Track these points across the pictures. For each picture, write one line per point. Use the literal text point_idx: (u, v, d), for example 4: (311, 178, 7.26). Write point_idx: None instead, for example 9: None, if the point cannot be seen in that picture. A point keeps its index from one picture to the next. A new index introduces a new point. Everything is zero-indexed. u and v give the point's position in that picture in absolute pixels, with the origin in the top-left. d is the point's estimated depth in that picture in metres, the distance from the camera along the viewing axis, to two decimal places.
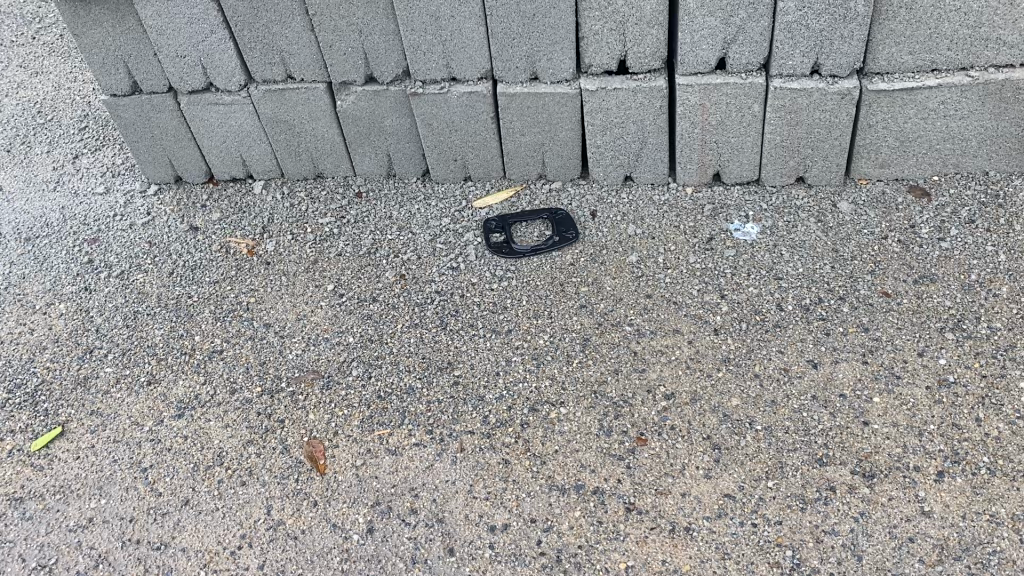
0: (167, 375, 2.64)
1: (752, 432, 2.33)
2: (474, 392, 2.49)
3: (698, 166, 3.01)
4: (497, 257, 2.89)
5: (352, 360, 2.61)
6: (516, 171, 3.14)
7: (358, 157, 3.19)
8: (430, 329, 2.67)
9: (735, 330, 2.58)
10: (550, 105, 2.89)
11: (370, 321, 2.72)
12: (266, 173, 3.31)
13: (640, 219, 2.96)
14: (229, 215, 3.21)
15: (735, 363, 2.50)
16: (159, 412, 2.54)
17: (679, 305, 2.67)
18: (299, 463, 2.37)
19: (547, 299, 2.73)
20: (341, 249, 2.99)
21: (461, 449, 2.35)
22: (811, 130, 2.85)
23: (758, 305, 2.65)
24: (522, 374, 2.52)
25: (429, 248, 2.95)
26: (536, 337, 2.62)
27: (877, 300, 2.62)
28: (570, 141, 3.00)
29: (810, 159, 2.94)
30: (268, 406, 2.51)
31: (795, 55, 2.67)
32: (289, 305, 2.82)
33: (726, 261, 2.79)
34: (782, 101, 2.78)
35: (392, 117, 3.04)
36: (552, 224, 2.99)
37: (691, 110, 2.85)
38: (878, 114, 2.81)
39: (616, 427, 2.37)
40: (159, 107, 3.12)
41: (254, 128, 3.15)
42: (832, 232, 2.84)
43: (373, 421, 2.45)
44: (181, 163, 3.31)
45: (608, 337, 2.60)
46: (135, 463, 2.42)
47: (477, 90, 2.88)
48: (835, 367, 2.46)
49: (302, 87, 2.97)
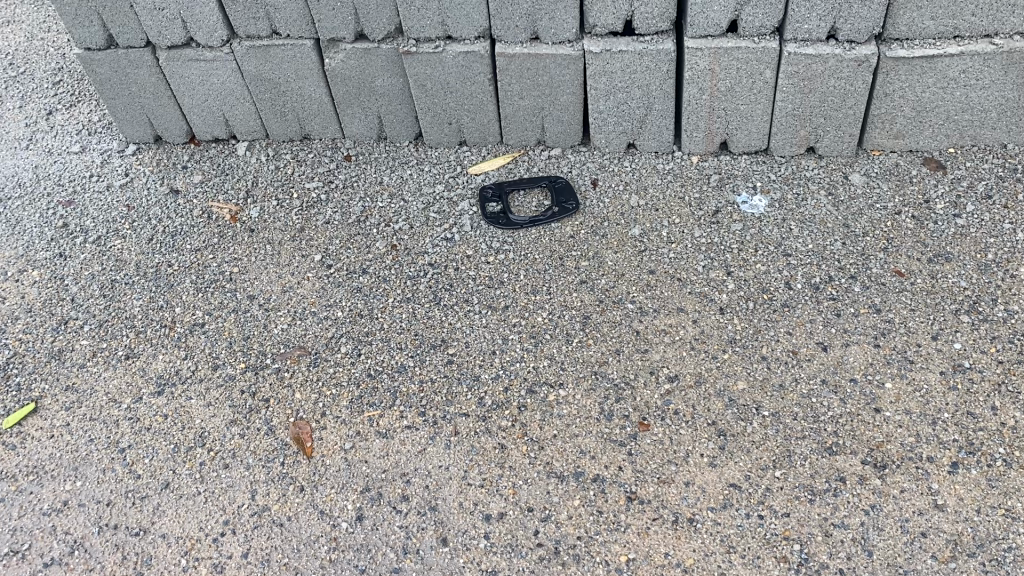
0: (146, 350, 2.51)
1: (759, 419, 2.23)
2: (468, 371, 2.38)
3: (704, 134, 2.87)
4: (494, 227, 2.74)
5: (340, 336, 2.49)
6: (513, 137, 2.98)
7: (346, 119, 3.02)
8: (422, 305, 2.55)
9: (741, 310, 2.47)
10: (551, 67, 2.74)
11: (360, 295, 2.59)
12: (250, 134, 3.14)
13: (643, 190, 2.83)
14: (211, 177, 3.06)
15: (741, 345, 2.39)
16: (138, 388, 2.41)
17: (683, 282, 2.55)
18: (285, 446, 2.26)
19: (547, 273, 2.61)
20: (328, 216, 2.83)
21: (456, 433, 2.25)
22: (825, 98, 2.72)
23: (766, 282, 2.53)
24: (519, 354, 2.41)
25: (422, 217, 2.79)
26: (533, 313, 2.50)
27: (890, 279, 2.51)
28: (571, 106, 2.85)
29: (822, 129, 2.80)
30: (252, 385, 2.39)
31: (812, 19, 2.54)
32: (274, 276, 2.67)
33: (732, 236, 2.67)
34: (795, 67, 2.64)
35: (382, 77, 2.87)
36: (551, 192, 2.84)
37: (699, 75, 2.71)
38: (895, 82, 2.67)
39: (617, 410, 2.26)
40: (136, 62, 2.95)
41: (237, 86, 2.98)
42: (843, 207, 2.72)
43: (362, 402, 2.33)
44: (161, 122, 3.14)
45: (609, 315, 2.49)
46: (112, 443, 2.30)
47: (473, 50, 2.72)
48: (845, 351, 2.36)
49: (287, 44, 2.81)
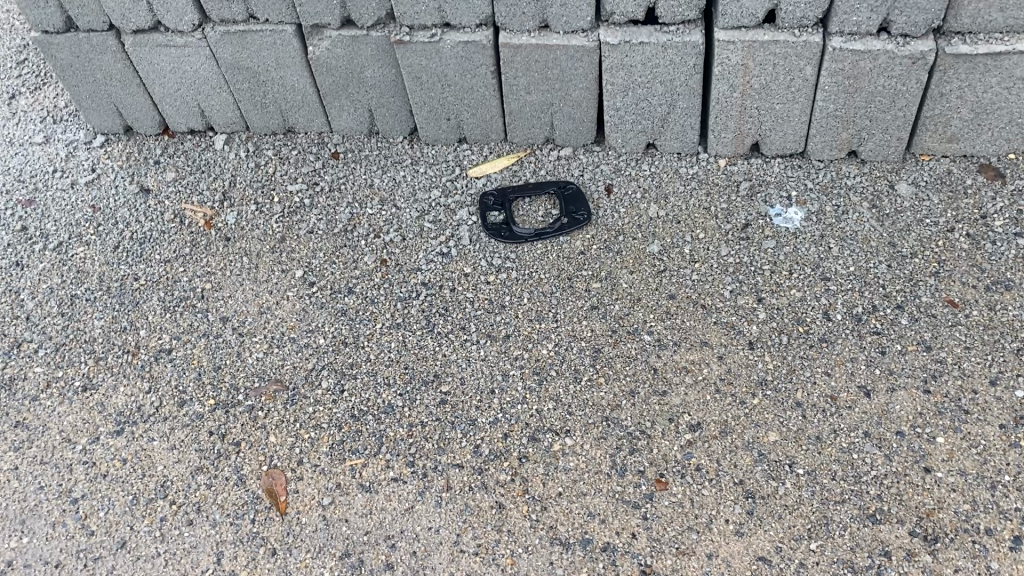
0: (106, 380, 2.25)
1: (792, 478, 1.97)
2: (464, 414, 2.11)
3: (734, 135, 2.55)
4: (495, 241, 2.46)
5: (321, 369, 2.22)
6: (519, 134, 2.67)
7: (334, 111, 2.71)
8: (414, 333, 2.28)
9: (772, 345, 2.19)
10: (562, 60, 2.42)
11: (344, 319, 2.32)
12: (228, 126, 2.83)
13: (662, 199, 2.53)
14: (185, 174, 2.77)
15: (773, 388, 2.11)
16: (95, 426, 2.16)
17: (707, 309, 2.27)
18: (256, 500, 2.01)
19: (554, 297, 2.33)
20: (312, 224, 2.55)
21: (448, 488, 1.99)
22: (872, 98, 2.40)
23: (801, 312, 2.25)
24: (521, 394, 2.14)
25: (416, 228, 2.51)
26: (538, 345, 2.23)
27: (941, 311, 2.22)
28: (584, 102, 2.54)
29: (867, 132, 2.49)
30: (222, 426, 2.13)
31: (862, 9, 2.21)
32: (250, 294, 2.40)
33: (764, 255, 2.37)
34: (840, 64, 2.32)
35: (372, 67, 2.56)
36: (560, 200, 2.54)
37: (730, 71, 2.39)
38: (953, 82, 2.35)
39: (630, 465, 2.00)
40: (100, 47, 2.64)
41: (212, 75, 2.67)
42: (888, 223, 2.42)
43: (343, 448, 2.07)
44: (130, 112, 2.84)
45: (623, 348, 2.21)
46: (64, 493, 2.06)
47: (474, 40, 2.40)
48: (890, 397, 2.08)
49: (266, 29, 2.49)
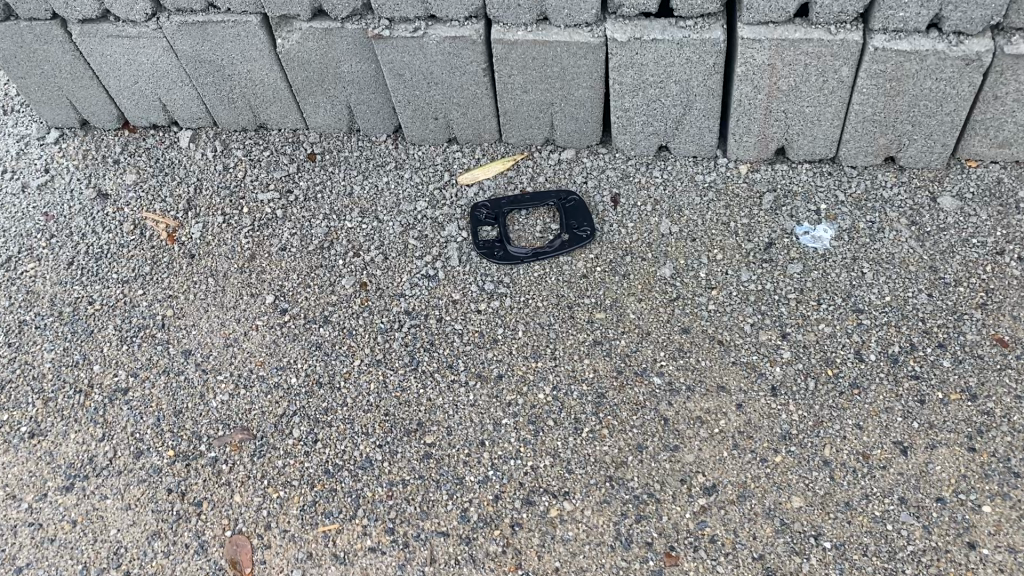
0: (56, 426, 2.03)
1: (820, 553, 1.73)
2: (451, 471, 1.89)
3: (757, 139, 2.27)
4: (488, 262, 2.21)
5: (292, 415, 2.00)
6: (515, 135, 2.39)
7: (309, 108, 2.44)
8: (396, 372, 2.04)
9: (798, 391, 1.95)
10: (563, 57, 2.13)
11: (319, 355, 2.09)
12: (194, 121, 2.57)
13: (675, 211, 2.26)
14: (147, 176, 2.51)
15: (798, 444, 1.88)
16: (43, 481, 1.95)
17: (724, 347, 2.03)
18: (217, 572, 1.79)
19: (552, 329, 2.09)
20: (284, 241, 2.30)
21: (431, 561, 1.77)
22: (916, 102, 2.11)
23: (830, 352, 2.00)
24: (515, 447, 1.91)
25: (399, 245, 2.26)
26: (534, 389, 2.00)
27: (989, 351, 1.97)
28: (588, 102, 2.25)
29: (907, 137, 2.20)
30: (182, 482, 1.92)
31: (910, 5, 1.91)
32: (215, 323, 2.16)
33: (789, 281, 2.12)
34: (881, 65, 2.03)
35: (349, 62, 2.27)
36: (560, 213, 2.28)
37: (754, 71, 2.10)
38: (1010, 84, 2.05)
39: (636, 536, 1.78)
40: (44, 37, 2.36)
41: (172, 67, 2.39)
42: (929, 243, 2.15)
43: (315, 510, 1.85)
44: (85, 105, 2.57)
45: (630, 394, 1.97)
46: (6, 560, 1.85)
47: (462, 35, 2.11)
48: (930, 456, 1.84)
49: (228, 20, 2.20)
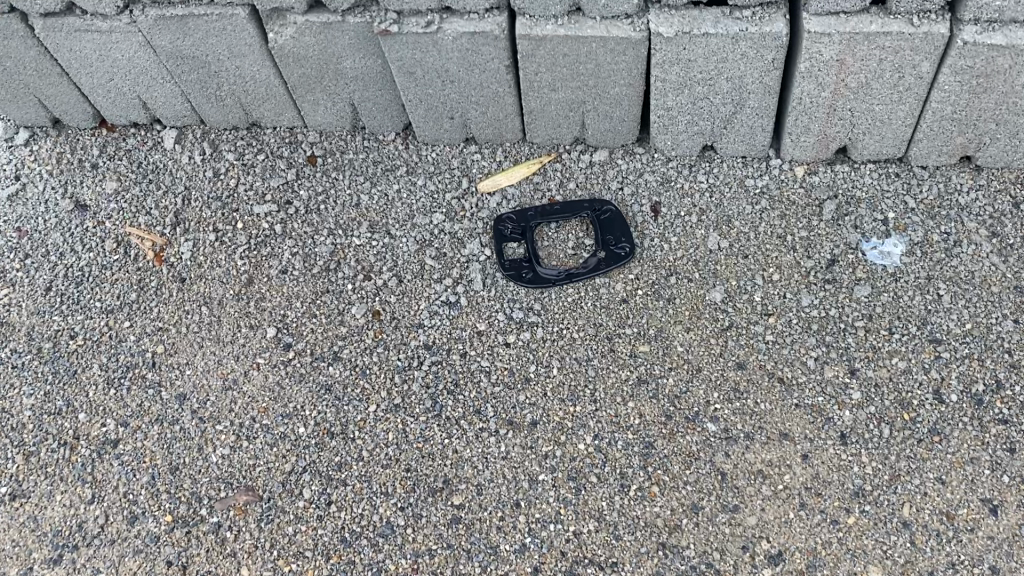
0: (39, 485, 1.82)
1: None
2: (483, 538, 1.68)
3: (816, 139, 2.01)
4: (515, 286, 1.97)
5: (302, 471, 1.78)
6: (540, 135, 2.12)
7: (307, 106, 2.16)
8: (417, 419, 1.82)
9: (871, 439, 1.73)
10: (599, 53, 1.85)
11: (330, 399, 1.86)
12: (178, 119, 2.29)
13: (724, 223, 2.01)
14: (129, 183, 2.24)
15: (873, 502, 1.67)
16: (26, 551, 1.75)
17: (786, 386, 1.80)
18: None
19: (591, 366, 1.86)
20: (286, 262, 2.05)
21: None
22: (1004, 99, 1.84)
23: (905, 391, 1.78)
24: (554, 508, 1.70)
25: (415, 266, 2.01)
26: (573, 438, 1.78)
27: None
28: (625, 100, 1.98)
29: (988, 136, 1.94)
30: (182, 553, 1.71)
31: None
32: (212, 361, 1.94)
33: (856, 307, 1.88)
34: (969, 60, 1.75)
35: (352, 57, 1.99)
36: (595, 227, 2.03)
37: (820, 67, 1.82)
38: None
39: None
40: (3, 32, 2.06)
41: (150, 63, 2.11)
42: (1013, 258, 1.90)
43: None
44: (56, 103, 2.29)
45: (681, 444, 1.76)
46: None
47: (482, 29, 1.83)
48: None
49: (211, 14, 1.91)
